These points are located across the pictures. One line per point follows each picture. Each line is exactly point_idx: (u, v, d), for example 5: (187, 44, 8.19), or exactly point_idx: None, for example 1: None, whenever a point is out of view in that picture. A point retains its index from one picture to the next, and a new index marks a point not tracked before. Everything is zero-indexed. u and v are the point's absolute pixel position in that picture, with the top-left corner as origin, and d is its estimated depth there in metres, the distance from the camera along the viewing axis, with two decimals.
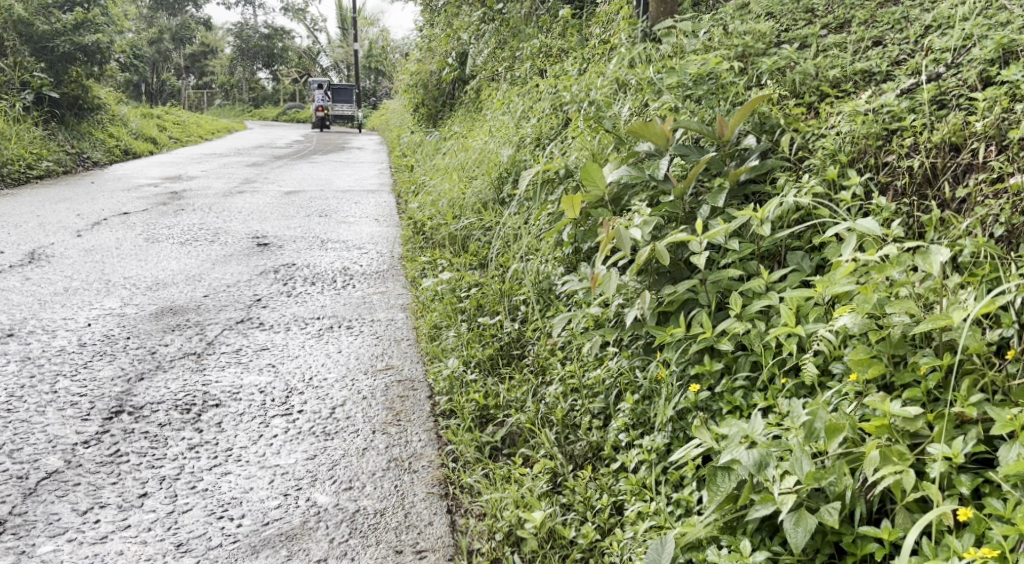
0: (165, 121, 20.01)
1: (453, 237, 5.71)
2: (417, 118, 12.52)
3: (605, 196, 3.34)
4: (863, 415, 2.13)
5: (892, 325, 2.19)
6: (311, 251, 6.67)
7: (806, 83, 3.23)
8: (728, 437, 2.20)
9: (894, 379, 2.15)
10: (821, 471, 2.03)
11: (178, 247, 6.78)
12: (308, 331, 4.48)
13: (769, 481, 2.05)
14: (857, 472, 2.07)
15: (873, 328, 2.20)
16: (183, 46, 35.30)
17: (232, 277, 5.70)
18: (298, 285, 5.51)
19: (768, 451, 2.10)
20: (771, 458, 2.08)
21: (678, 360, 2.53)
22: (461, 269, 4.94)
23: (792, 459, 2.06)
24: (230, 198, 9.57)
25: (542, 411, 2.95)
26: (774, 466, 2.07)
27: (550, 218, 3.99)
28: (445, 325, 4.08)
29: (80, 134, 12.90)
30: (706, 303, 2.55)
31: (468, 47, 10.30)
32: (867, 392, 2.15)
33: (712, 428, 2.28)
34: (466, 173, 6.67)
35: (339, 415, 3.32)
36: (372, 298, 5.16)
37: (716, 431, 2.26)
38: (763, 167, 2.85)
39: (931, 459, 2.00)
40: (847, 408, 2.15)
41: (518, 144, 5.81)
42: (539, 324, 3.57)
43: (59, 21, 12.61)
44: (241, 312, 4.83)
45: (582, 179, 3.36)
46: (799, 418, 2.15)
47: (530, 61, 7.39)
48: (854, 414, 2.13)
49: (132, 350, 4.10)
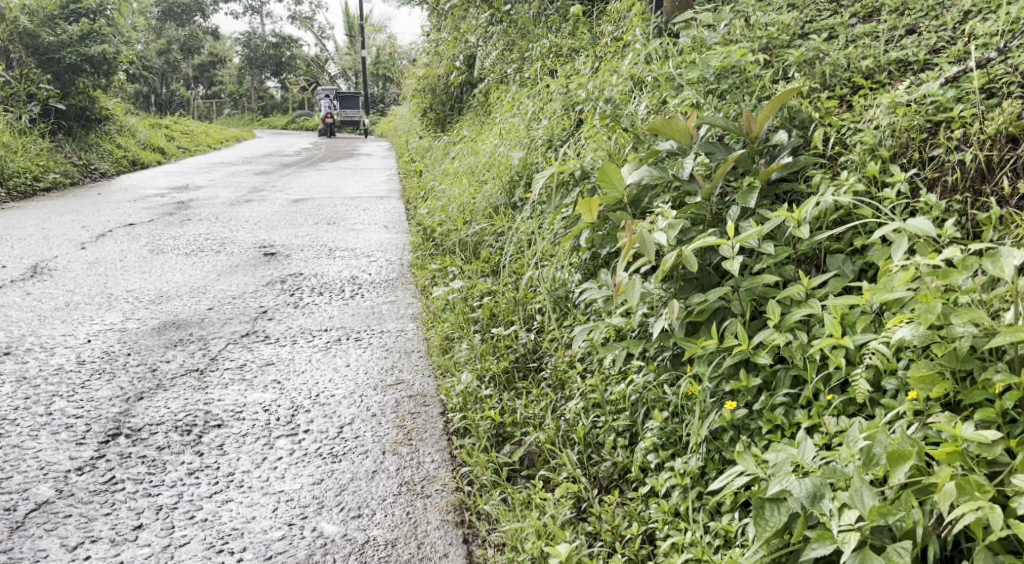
0: (174, 131, 19.93)
1: (464, 244, 5.53)
2: (425, 123, 12.36)
3: (624, 198, 3.19)
4: (928, 437, 1.95)
5: (957, 338, 1.99)
6: (319, 259, 6.51)
7: (836, 75, 3.04)
8: (775, 463, 2.02)
9: (962, 398, 1.96)
10: (886, 506, 1.85)
11: (183, 258, 6.62)
12: (315, 345, 4.31)
13: (826, 515, 1.89)
14: (926, 504, 1.89)
15: (936, 341, 2.01)
16: (191, 57, 35.29)
17: (237, 288, 5.53)
18: (305, 296, 5.34)
19: (822, 482, 1.93)
20: (826, 489, 1.91)
21: (711, 374, 2.34)
22: (474, 277, 4.76)
23: (852, 492, 1.88)
24: (237, 207, 9.42)
25: (563, 429, 2.77)
26: (830, 499, 1.90)
27: (565, 222, 3.80)
28: (457, 336, 3.90)
29: (88, 145, 12.80)
30: (740, 312, 2.36)
31: (476, 50, 10.13)
32: (930, 412, 1.97)
33: (755, 453, 2.10)
34: (476, 178, 6.48)
35: (347, 435, 3.15)
36: (381, 308, 4.99)
37: (760, 457, 2.08)
38: (795, 165, 2.66)
39: (1015, 491, 1.81)
40: (908, 429, 1.98)
41: (530, 147, 5.64)
42: (556, 334, 3.39)
43: (65, 33, 12.50)
44: (246, 325, 4.66)
45: (599, 180, 3.22)
46: (857, 441, 1.97)
47: (539, 62, 7.22)
48: (918, 437, 1.95)
49: (132, 367, 3.93)
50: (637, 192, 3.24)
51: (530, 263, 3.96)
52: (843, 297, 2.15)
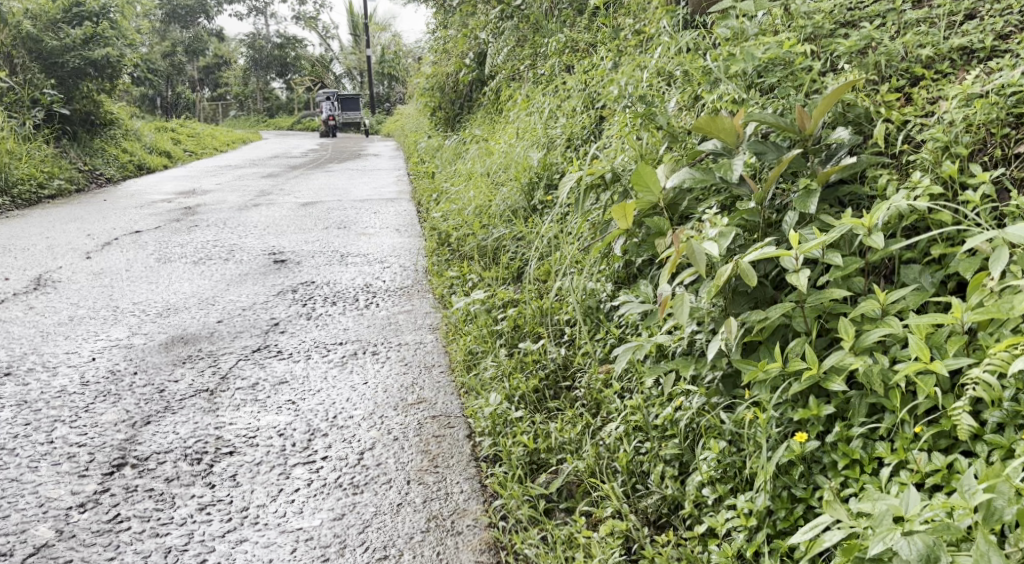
0: (180, 134, 19.78)
1: (482, 249, 5.32)
2: (434, 122, 12.16)
3: (660, 203, 3.04)
4: None
5: None
6: (330, 266, 6.31)
7: (893, 66, 2.81)
8: (873, 515, 1.89)
9: None
10: None
11: (190, 267, 6.43)
12: (330, 360, 4.10)
13: None
14: None
15: None
16: (196, 59, 35.12)
17: (248, 299, 5.32)
18: (318, 306, 5.13)
19: (935, 541, 1.78)
20: (942, 550, 1.76)
21: (775, 401, 2.19)
22: (494, 287, 4.56)
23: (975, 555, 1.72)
24: (246, 212, 9.23)
25: (604, 456, 2.57)
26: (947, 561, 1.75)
27: (595, 228, 3.60)
28: (482, 351, 3.68)
29: (93, 150, 12.61)
30: (805, 330, 2.19)
31: (486, 47, 9.92)
32: None
33: (849, 504, 1.96)
34: (492, 179, 6.27)
35: (368, 461, 2.93)
36: (398, 319, 4.78)
37: (855, 508, 1.95)
38: (857, 165, 2.45)
39: None
40: None
41: (549, 147, 5.47)
42: (588, 349, 3.19)
43: (68, 36, 12.30)
44: (257, 339, 4.45)
45: (633, 184, 3.07)
46: (973, 493, 1.82)
47: (555, 58, 6.99)
48: None
49: (138, 388, 3.72)
50: (673, 195, 3.09)
51: (557, 271, 3.75)
52: (929, 315, 2.02)
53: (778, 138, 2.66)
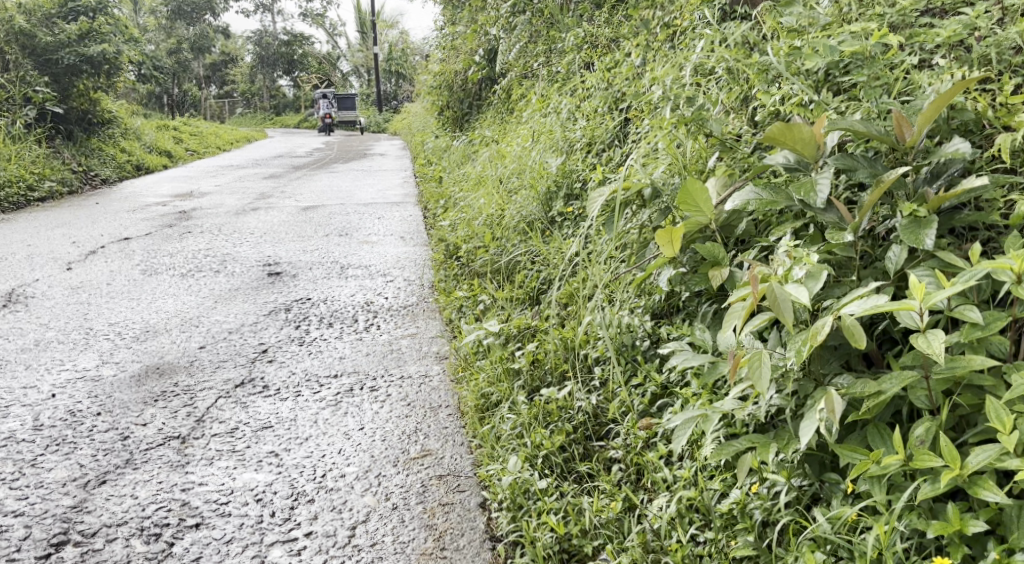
0: (182, 132, 19.26)
1: (495, 265, 4.81)
2: (442, 121, 11.66)
3: (712, 223, 2.60)
4: None
5: None
6: (328, 280, 5.81)
7: (1005, 59, 2.31)
8: None
9: None
10: None
11: (178, 280, 5.94)
12: (322, 399, 3.60)
13: None
14: None
15: None
16: (201, 56, 34.59)
17: (235, 320, 4.81)
18: (312, 329, 4.63)
19: None
20: None
21: (902, 509, 1.87)
22: (509, 312, 4.06)
23: None
24: (243, 217, 8.73)
25: (654, 545, 2.14)
26: None
27: (629, 253, 3.10)
28: (500, 398, 3.15)
29: (89, 150, 12.12)
30: (932, 407, 1.89)
31: (497, 43, 9.42)
32: None
33: None
34: (505, 186, 5.77)
35: (361, 541, 2.46)
36: (401, 345, 4.28)
37: None
38: (978, 189, 1.96)
39: None
40: None
41: (568, 153, 5.15)
42: (625, 398, 2.70)
43: (62, 32, 11.77)
44: (241, 371, 3.94)
45: (680, 203, 2.62)
46: None
47: (572, 54, 6.52)
48: None
49: (98, 434, 3.21)
50: (729, 216, 2.62)
51: (582, 299, 3.27)
52: None
53: (861, 148, 2.20)
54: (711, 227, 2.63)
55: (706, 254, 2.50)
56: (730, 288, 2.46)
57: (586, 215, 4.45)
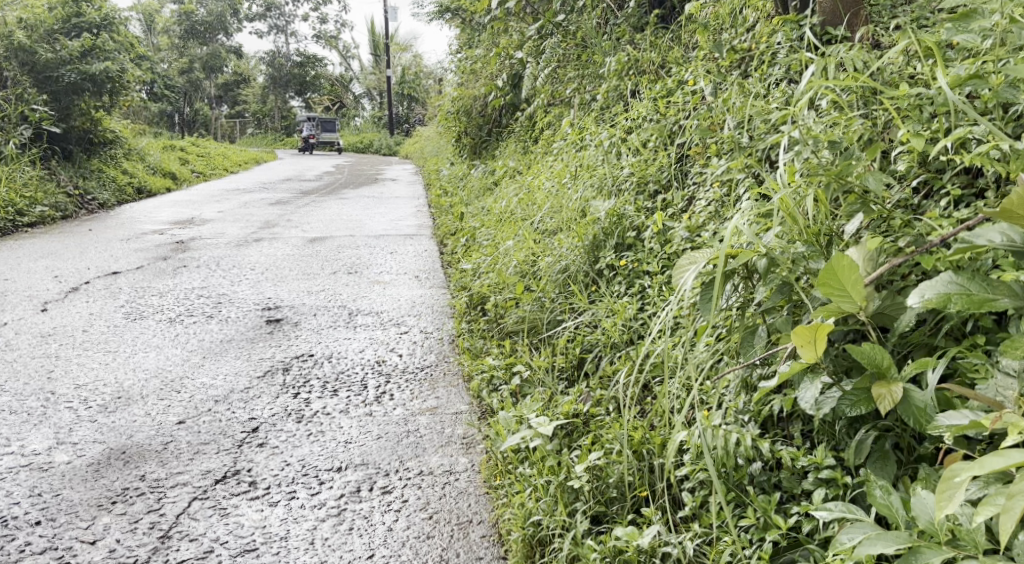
0: (188, 153, 18.57)
1: (532, 324, 4.05)
2: (458, 147, 10.97)
3: (863, 313, 2.02)
4: None
5: None
6: (334, 330, 5.09)
7: None
8: None
9: None
10: None
11: (164, 325, 5.23)
12: (323, 507, 2.89)
13: None
14: None
15: None
16: (214, 76, 34.00)
17: (223, 385, 4.06)
18: (313, 399, 3.89)
19: None
20: None
21: None
22: (551, 390, 3.36)
23: None
24: (244, 249, 8.03)
25: None
26: None
27: (730, 341, 2.44)
28: (559, 532, 2.43)
29: (86, 171, 11.41)
30: None
31: (521, 66, 8.77)
32: None
33: None
34: (537, 227, 5.07)
35: None
36: (418, 424, 3.54)
37: None
38: None
39: None
40: None
41: (613, 192, 4.57)
42: (736, 552, 2.05)
43: (65, 48, 11.11)
44: (224, 460, 3.22)
45: (823, 286, 2.00)
46: None
47: (613, 80, 5.85)
48: None
49: (30, 559, 2.62)
50: (884, 305, 2.04)
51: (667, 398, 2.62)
52: None
53: None
54: (856, 317, 2.05)
55: (862, 359, 1.90)
56: (903, 412, 1.84)
57: (644, 271, 3.80)
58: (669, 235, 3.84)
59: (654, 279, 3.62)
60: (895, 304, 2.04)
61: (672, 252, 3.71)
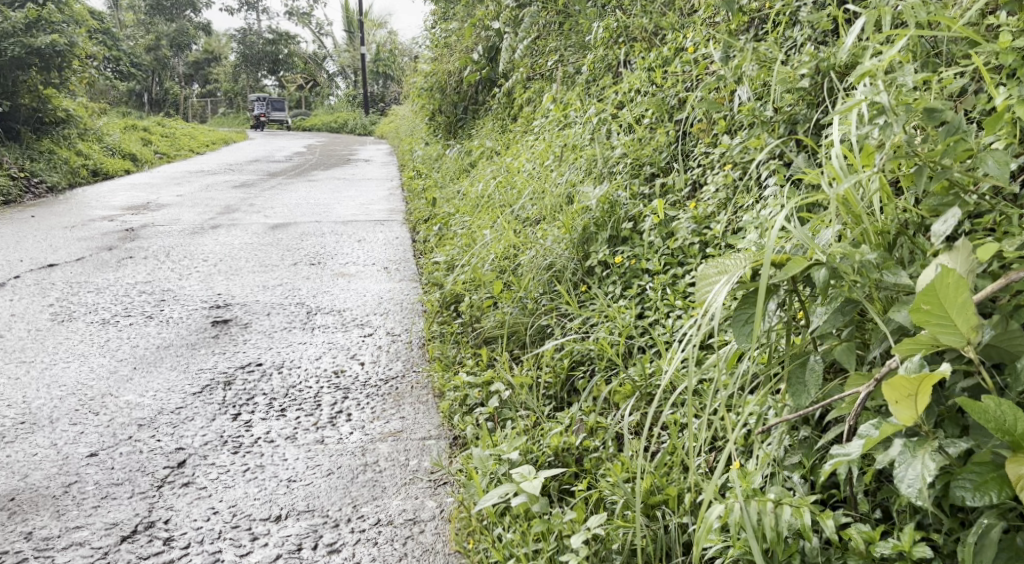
0: (152, 133, 17.77)
1: (512, 329, 3.46)
2: (431, 126, 10.36)
3: (971, 343, 1.51)
4: None
5: None
6: (288, 333, 4.48)
7: None
8: None
9: None
10: None
11: (95, 329, 4.61)
12: None
13: None
14: None
15: None
16: (183, 54, 32.95)
17: (152, 404, 3.45)
18: (256, 419, 3.28)
19: None
20: None
21: None
22: (536, 415, 2.82)
23: None
24: (199, 237, 7.40)
25: None
26: None
27: (770, 375, 1.89)
28: None
29: (35, 152, 10.66)
30: None
31: (498, 38, 8.16)
32: None
33: None
34: (516, 215, 4.49)
35: None
36: (380, 455, 2.95)
37: None
38: None
39: None
40: None
41: (603, 175, 4.01)
42: None
43: (8, 20, 10.34)
44: (134, 509, 2.64)
45: (920, 308, 1.50)
46: None
47: (600, 49, 5.28)
48: None
49: None
50: (998, 333, 1.55)
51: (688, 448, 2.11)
52: None
53: None
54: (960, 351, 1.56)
55: (988, 423, 1.49)
56: None
57: (642, 269, 3.26)
58: (673, 227, 3.31)
59: (657, 280, 3.10)
60: (1011, 335, 1.54)
61: (676, 248, 3.19)
